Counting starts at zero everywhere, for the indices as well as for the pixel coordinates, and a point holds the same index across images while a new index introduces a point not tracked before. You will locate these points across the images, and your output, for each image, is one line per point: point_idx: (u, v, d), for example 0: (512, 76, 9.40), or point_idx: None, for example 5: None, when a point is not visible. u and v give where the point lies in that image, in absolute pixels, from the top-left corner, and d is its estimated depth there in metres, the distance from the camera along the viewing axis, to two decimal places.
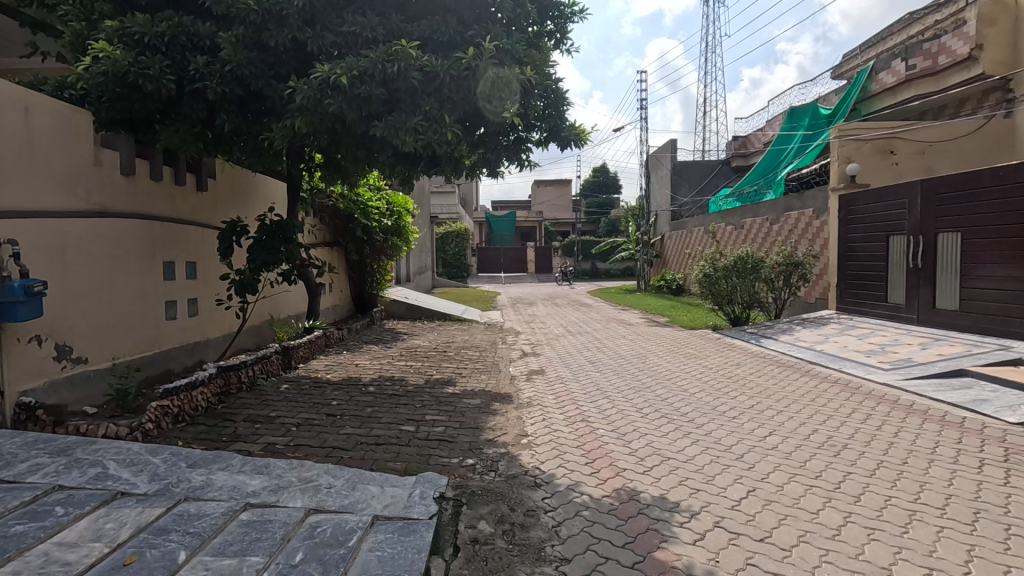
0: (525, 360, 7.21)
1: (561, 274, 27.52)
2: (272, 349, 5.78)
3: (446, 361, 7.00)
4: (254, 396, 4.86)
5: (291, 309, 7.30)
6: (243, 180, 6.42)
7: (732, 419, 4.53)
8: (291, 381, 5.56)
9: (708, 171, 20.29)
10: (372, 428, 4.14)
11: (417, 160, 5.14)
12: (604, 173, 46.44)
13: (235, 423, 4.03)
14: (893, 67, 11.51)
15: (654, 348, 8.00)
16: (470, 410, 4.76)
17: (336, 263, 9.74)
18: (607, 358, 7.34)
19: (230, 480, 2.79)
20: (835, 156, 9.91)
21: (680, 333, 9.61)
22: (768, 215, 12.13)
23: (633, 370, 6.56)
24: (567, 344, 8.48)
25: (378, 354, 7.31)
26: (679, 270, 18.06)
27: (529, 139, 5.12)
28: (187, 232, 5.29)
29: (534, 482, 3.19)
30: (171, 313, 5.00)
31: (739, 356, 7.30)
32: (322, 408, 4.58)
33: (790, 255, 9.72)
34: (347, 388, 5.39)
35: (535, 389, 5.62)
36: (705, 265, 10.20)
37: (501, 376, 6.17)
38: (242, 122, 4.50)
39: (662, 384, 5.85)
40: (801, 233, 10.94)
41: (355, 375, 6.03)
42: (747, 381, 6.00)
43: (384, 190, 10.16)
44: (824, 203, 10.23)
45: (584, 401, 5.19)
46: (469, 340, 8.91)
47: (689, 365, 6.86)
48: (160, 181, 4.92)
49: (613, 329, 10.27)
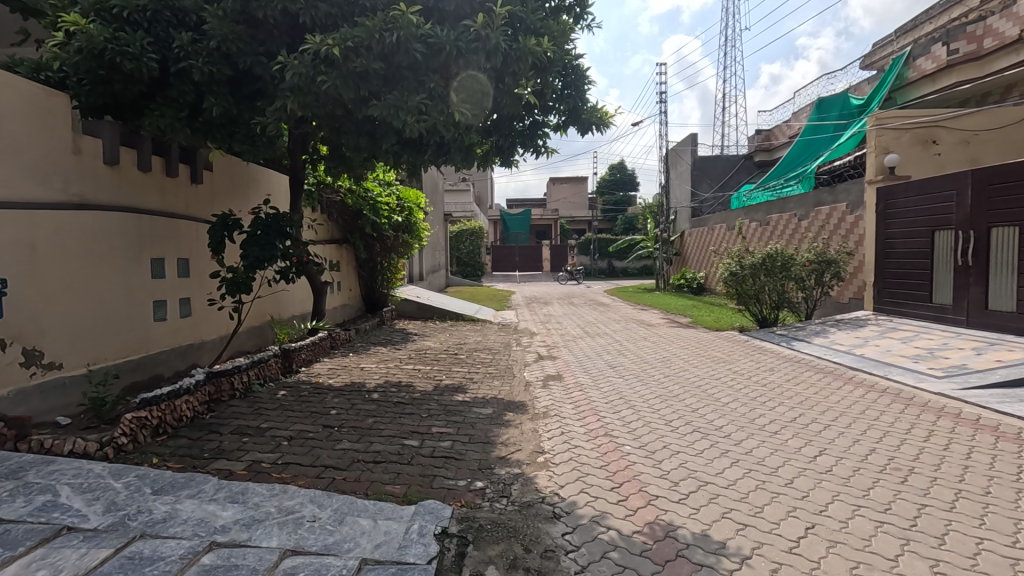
0: (541, 364, 6.77)
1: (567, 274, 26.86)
2: (270, 353, 5.40)
3: (456, 365, 6.58)
4: (247, 404, 4.49)
5: (293, 308, 6.93)
6: (243, 172, 6.07)
7: (774, 434, 4.04)
8: (290, 386, 5.19)
9: (730, 166, 19.65)
10: (371, 443, 3.73)
11: (425, 147, 4.72)
12: (620, 171, 45.70)
13: (221, 436, 3.65)
14: (932, 53, 10.82)
15: (678, 352, 7.50)
16: (481, 421, 4.34)
17: (344, 261, 9.39)
18: (628, 362, 6.87)
19: (198, 511, 2.40)
20: (871, 147, 9.30)
21: (705, 335, 9.09)
22: (797, 210, 11.53)
23: (657, 377, 6.08)
24: (585, 347, 8.01)
25: (385, 357, 6.92)
26: (699, 269, 17.49)
27: (546, 124, 4.70)
28: (179, 226, 4.95)
29: (552, 513, 2.75)
30: (159, 314, 4.65)
31: (772, 361, 6.77)
32: (319, 419, 4.20)
33: (823, 252, 9.08)
34: (349, 395, 5.00)
35: (552, 398, 5.17)
36: (731, 263, 9.65)
37: (515, 382, 5.73)
38: (232, 105, 4.12)
39: (690, 393, 5.37)
40: (833, 230, 10.32)
41: (359, 380, 5.63)
42: (783, 388, 5.49)
43: (394, 185, 9.79)
44: (860, 197, 9.61)
45: (606, 411, 4.74)
46: (482, 342, 8.48)
47: (718, 371, 6.36)
48: (148, 172, 4.57)
49: (633, 330, 9.79)
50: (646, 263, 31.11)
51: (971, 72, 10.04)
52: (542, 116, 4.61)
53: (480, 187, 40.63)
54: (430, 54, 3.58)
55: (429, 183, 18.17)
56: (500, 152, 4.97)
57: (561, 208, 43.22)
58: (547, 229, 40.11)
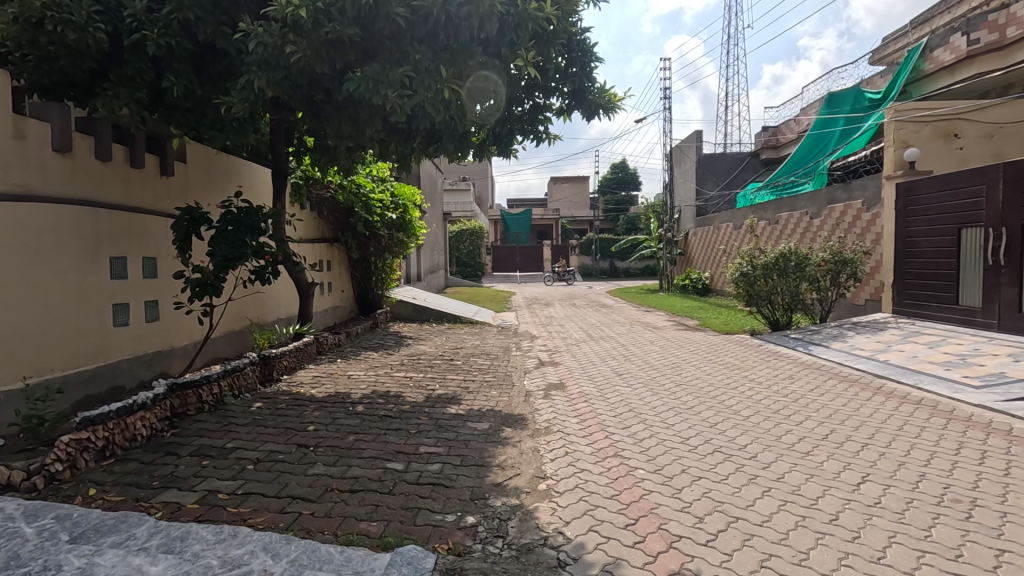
0: (543, 371, 6.31)
1: (563, 274, 26.45)
2: (247, 361, 4.94)
3: (451, 372, 6.12)
4: (216, 418, 4.04)
5: (276, 311, 6.46)
6: (221, 164, 5.63)
7: (805, 453, 3.57)
8: (268, 398, 4.72)
9: (737, 164, 19.18)
10: (349, 467, 3.27)
11: (414, 134, 4.30)
12: (622, 170, 45.15)
13: (178, 460, 3.20)
14: (951, 43, 10.35)
15: (688, 358, 7.04)
16: (475, 438, 3.89)
17: (336, 260, 8.97)
18: (636, 369, 6.41)
19: (119, 568, 1.95)
20: (889, 140, 8.86)
21: (714, 338, 8.64)
22: (809, 208, 11.08)
23: (668, 385, 5.62)
24: (589, 352, 7.53)
25: (376, 363, 6.46)
26: (705, 269, 17.08)
27: (548, 107, 4.27)
28: (145, 221, 4.50)
29: (557, 561, 2.30)
30: (121, 318, 4.20)
31: (790, 368, 6.31)
32: (294, 437, 3.74)
33: (839, 251, 8.71)
34: (332, 408, 4.54)
35: (554, 410, 4.71)
36: (741, 263, 9.19)
37: (513, 392, 5.26)
38: (196, 84, 3.70)
39: (706, 403, 4.91)
40: (848, 228, 9.86)
41: (344, 389, 5.18)
42: (807, 398, 5.01)
43: (388, 181, 9.34)
44: (877, 194, 9.15)
45: (614, 426, 4.28)
46: (480, 347, 8.02)
47: (733, 379, 5.89)
48: (108, 161, 4.12)
49: (639, 334, 9.34)
50: (649, 263, 30.68)
51: (993, 62, 9.59)
52: (544, 100, 4.20)
53: (481, 186, 40.22)
54: (415, 20, 3.20)
55: (427, 181, 17.72)
56: (497, 139, 4.59)
57: (562, 208, 42.78)
58: (548, 229, 39.68)
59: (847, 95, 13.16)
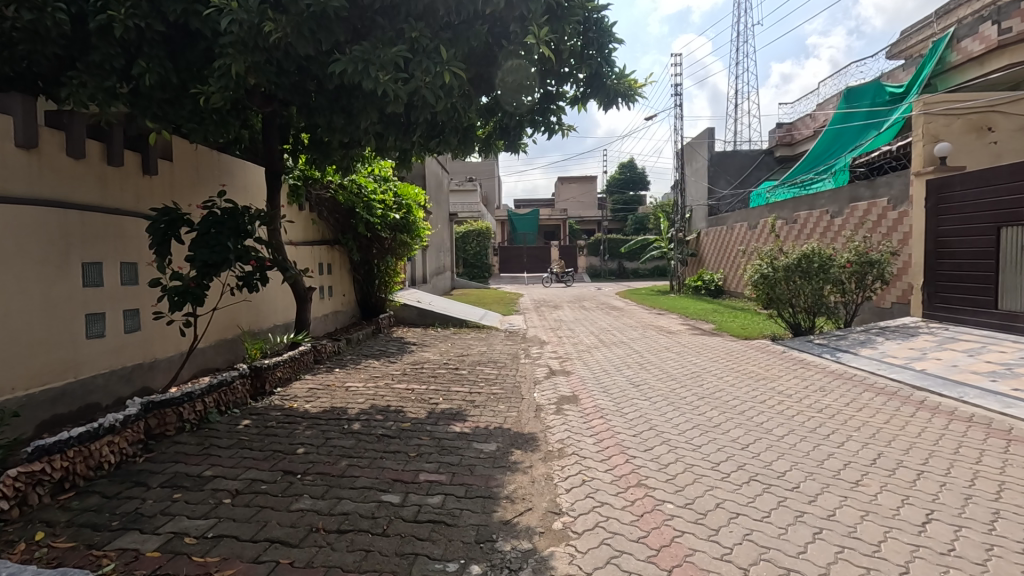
0: (553, 381, 5.93)
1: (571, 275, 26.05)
2: (236, 374, 4.56)
3: (456, 383, 5.74)
4: (196, 439, 3.67)
5: (270, 318, 6.09)
6: (210, 164, 5.28)
7: (854, 483, 3.15)
8: (257, 414, 4.35)
9: (750, 162, 18.68)
10: (339, 500, 2.89)
11: (414, 126, 3.93)
12: (630, 169, 44.63)
13: (146, 493, 2.84)
14: (980, 33, 9.84)
15: (708, 367, 6.62)
16: (480, 463, 3.51)
17: (337, 263, 8.63)
18: (652, 379, 6.01)
19: None
20: (917, 135, 8.38)
21: (734, 344, 8.22)
22: (830, 207, 10.63)
23: (689, 398, 5.22)
24: (602, 360, 7.12)
25: (376, 373, 6.09)
26: (718, 269, 16.64)
27: (562, 95, 3.95)
28: (124, 224, 4.15)
29: None
30: (96, 330, 3.86)
31: (819, 378, 5.86)
32: (280, 462, 3.36)
33: (864, 252, 8.32)
34: (326, 426, 4.17)
35: (567, 428, 4.31)
36: (761, 264, 8.76)
37: (522, 407, 4.87)
38: (172, 71, 3.37)
39: (732, 420, 4.50)
40: (872, 227, 9.40)
41: (341, 404, 4.81)
42: (843, 414, 4.57)
43: (391, 181, 9.00)
44: (904, 191, 8.69)
45: (633, 447, 3.87)
46: (487, 354, 7.65)
47: (759, 391, 5.46)
48: (81, 158, 3.78)
49: (653, 339, 8.92)
50: (658, 263, 30.25)
51: None
52: (558, 87, 3.87)
53: (488, 187, 39.91)
54: None
55: (433, 181, 17.34)
56: (507, 133, 4.38)
57: (570, 208, 42.35)
58: (556, 230, 39.28)
59: (867, 89, 12.65)
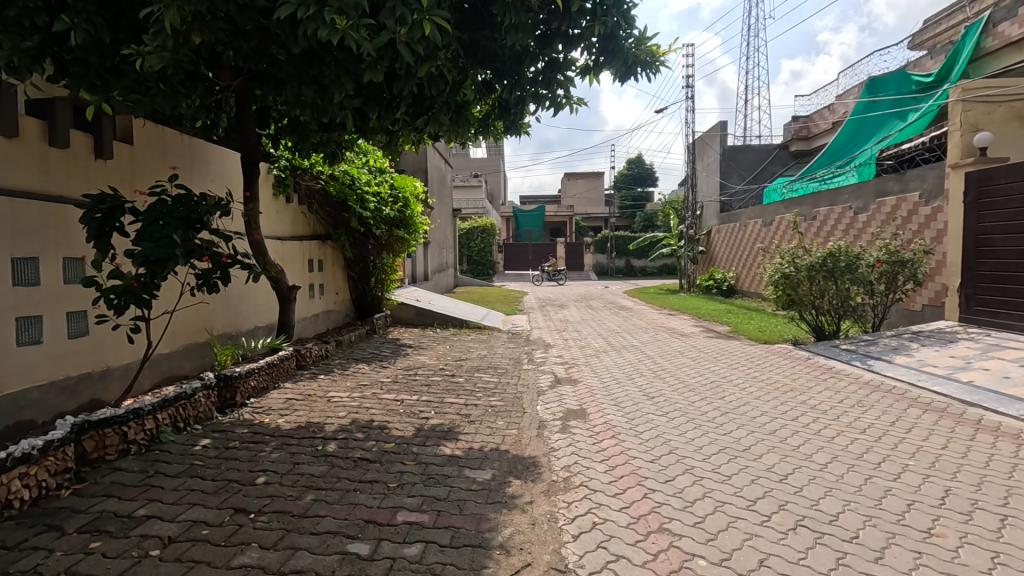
0: (559, 391, 5.39)
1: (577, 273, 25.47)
2: (199, 385, 4.03)
3: (451, 393, 5.21)
4: (141, 464, 3.15)
5: (248, 320, 5.58)
6: (180, 149, 4.77)
7: (925, 533, 2.57)
8: (221, 432, 3.82)
9: (765, 157, 18.02)
10: (294, 552, 2.35)
11: (398, 100, 3.38)
12: (638, 165, 43.90)
13: (56, 543, 2.31)
14: (1019, 15, 9.19)
15: (727, 377, 6.05)
16: (471, 498, 2.96)
17: (329, 260, 8.12)
18: (668, 390, 5.45)
19: None
20: (953, 124, 7.75)
21: (753, 349, 7.64)
22: (854, 202, 10.01)
23: (710, 413, 4.66)
24: (611, 366, 6.55)
25: (363, 381, 5.56)
26: (730, 268, 16.03)
27: (571, 64, 3.40)
28: (68, 213, 3.61)
29: None
30: (32, 336, 3.33)
31: (854, 391, 5.26)
32: (231, 497, 2.83)
33: (895, 250, 7.71)
34: (296, 447, 3.63)
35: (574, 451, 3.74)
36: (782, 263, 8.16)
37: (523, 423, 4.31)
38: (104, 30, 2.82)
39: (762, 441, 3.92)
40: (902, 224, 8.77)
41: (318, 418, 4.27)
42: (890, 436, 3.98)
43: (388, 172, 8.57)
44: (938, 185, 8.06)
45: (652, 477, 3.29)
46: (487, 358, 7.10)
47: (788, 405, 4.87)
48: (12, 136, 3.23)
49: (666, 342, 8.34)
50: (666, 260, 29.67)
51: None
52: (565, 53, 3.31)
53: (493, 183, 39.36)
54: None
55: (434, 175, 16.48)
56: (506, 111, 3.80)
57: (576, 205, 41.74)
58: (562, 227, 38.70)
59: (892, 79, 12.05)
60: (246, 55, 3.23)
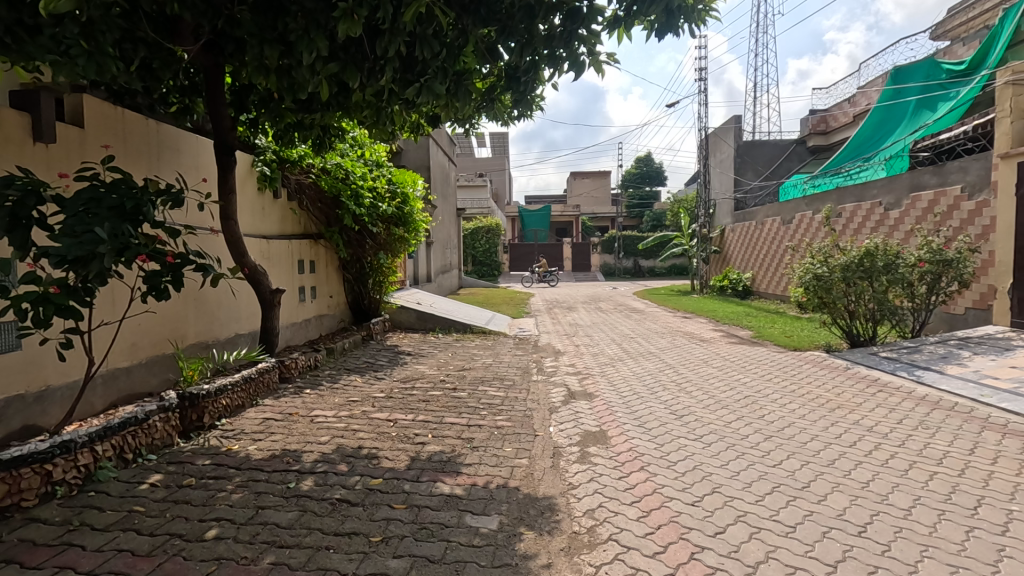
0: (573, 408, 4.77)
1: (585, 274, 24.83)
2: (155, 408, 3.42)
3: (452, 410, 4.59)
4: (65, 513, 2.55)
5: (225, 328, 5.00)
6: (143, 136, 4.19)
7: None
8: (177, 464, 3.22)
9: (780, 152, 17.36)
10: None
11: (384, 63, 2.79)
12: (646, 164, 43.27)
13: None
14: None
15: (762, 391, 5.39)
16: (473, 561, 2.33)
17: (322, 261, 7.54)
18: (696, 407, 4.82)
19: None
20: (1003, 110, 7.05)
21: (783, 357, 6.98)
22: (886, 197, 9.35)
23: (750, 436, 4.02)
24: (629, 378, 5.92)
25: (353, 396, 4.95)
26: (746, 269, 15.36)
27: (596, 14, 2.82)
28: None
29: None
30: None
31: (912, 409, 4.58)
32: (167, 562, 2.22)
33: (939, 249, 7.04)
34: (264, 485, 3.02)
35: (597, 489, 3.11)
36: (813, 263, 7.51)
37: (534, 451, 3.68)
38: None
39: (822, 474, 3.26)
40: (942, 220, 8.10)
41: (297, 445, 3.65)
42: (974, 468, 3.32)
43: (386, 166, 7.95)
44: (983, 177, 7.39)
45: (697, 527, 2.66)
46: (492, 367, 6.47)
47: (839, 426, 4.21)
48: None
49: (686, 349, 7.70)
50: (676, 260, 28.95)
51: None
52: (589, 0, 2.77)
53: (498, 182, 38.79)
54: None
55: (438, 172, 15.88)
56: (514, 80, 3.17)
57: (583, 205, 41.08)
58: (569, 227, 38.07)
59: (919, 66, 11.43)
60: (196, 7, 2.64)
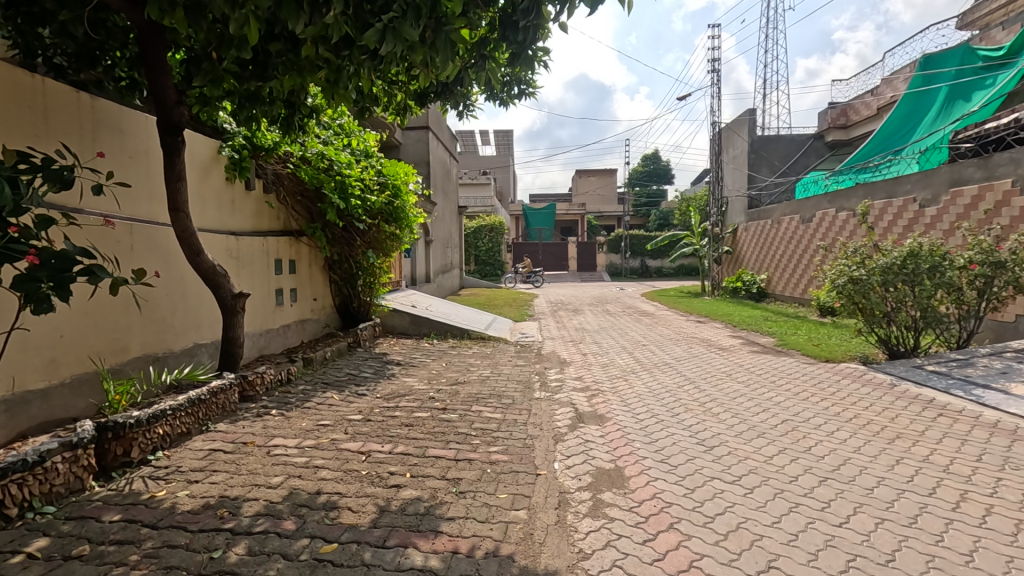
0: (583, 435, 4.03)
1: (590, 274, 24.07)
2: (59, 447, 2.71)
3: (438, 439, 3.85)
4: None
5: (178, 338, 4.30)
6: (71, 111, 3.46)
7: None
8: (78, 521, 2.52)
9: (796, 147, 16.51)
10: None
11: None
12: (653, 163, 42.51)
13: None
14: None
15: (801, 413, 4.63)
16: None
17: (303, 260, 6.83)
18: (728, 435, 4.07)
19: None
20: None
21: (816, 370, 6.22)
22: (923, 193, 8.58)
23: (801, 477, 3.26)
24: (645, 395, 5.17)
25: (323, 419, 4.23)
26: (761, 269, 14.56)
27: None
28: None
29: None
30: None
31: (988, 441, 3.82)
32: None
33: (992, 248, 6.20)
34: (181, 554, 2.30)
35: (615, 561, 2.38)
36: (847, 266, 6.78)
37: (535, 499, 2.95)
38: None
39: (906, 540, 2.51)
40: (990, 217, 7.31)
41: (240, 489, 2.94)
42: None
43: (377, 157, 7.22)
44: None
45: None
46: (489, 381, 5.74)
47: (908, 464, 3.45)
48: None
49: (706, 359, 6.95)
50: (685, 261, 28.14)
51: None
52: None
53: (502, 181, 38.05)
54: None
55: (438, 167, 15.18)
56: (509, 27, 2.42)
57: (589, 204, 40.28)
58: (574, 226, 37.27)
59: (952, 53, 10.66)
60: None
